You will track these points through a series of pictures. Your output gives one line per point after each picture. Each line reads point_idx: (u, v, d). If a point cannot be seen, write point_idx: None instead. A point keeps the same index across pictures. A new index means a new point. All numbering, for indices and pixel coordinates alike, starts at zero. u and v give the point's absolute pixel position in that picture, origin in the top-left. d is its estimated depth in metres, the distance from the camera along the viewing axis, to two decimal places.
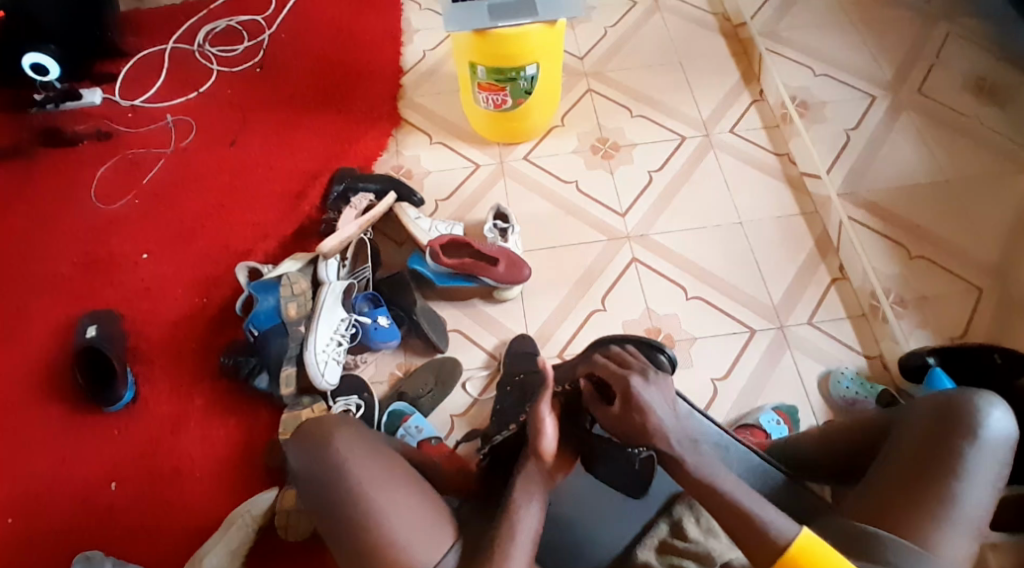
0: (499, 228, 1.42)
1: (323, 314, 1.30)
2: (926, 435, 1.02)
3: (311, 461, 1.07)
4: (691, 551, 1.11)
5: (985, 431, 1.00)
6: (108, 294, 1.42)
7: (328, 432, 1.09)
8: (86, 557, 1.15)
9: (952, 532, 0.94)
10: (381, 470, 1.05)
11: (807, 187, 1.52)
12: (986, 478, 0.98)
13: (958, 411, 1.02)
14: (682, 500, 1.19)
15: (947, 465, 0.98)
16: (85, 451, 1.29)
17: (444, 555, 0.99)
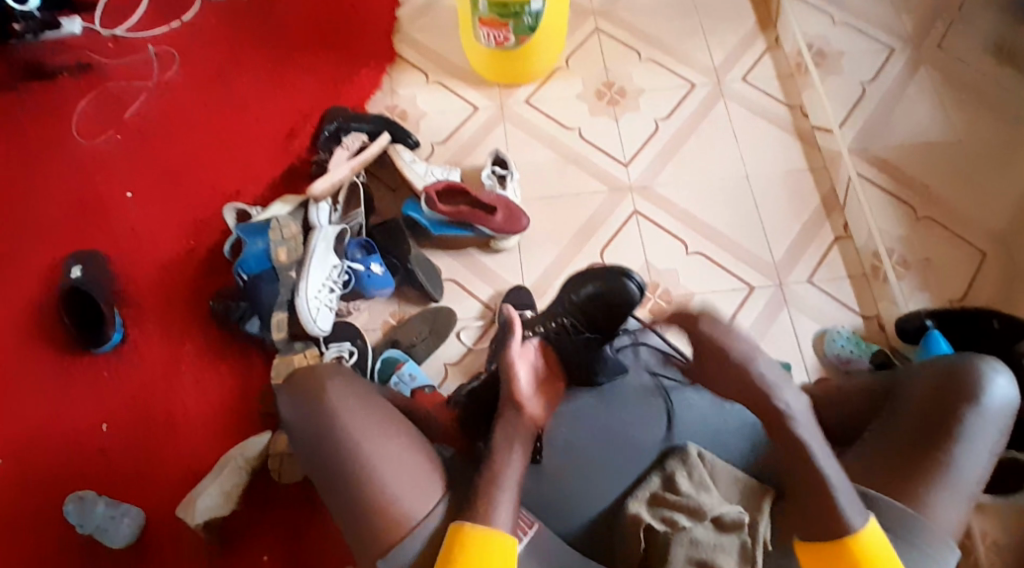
0: (498, 174, 1.41)
1: (314, 260, 1.29)
2: (927, 399, 0.98)
3: (301, 411, 0.99)
4: (681, 504, 1.01)
5: (988, 398, 0.96)
6: (95, 236, 1.42)
7: (318, 379, 1.00)
8: (77, 498, 1.19)
9: (947, 498, 0.92)
10: (373, 419, 0.98)
11: (818, 141, 1.49)
12: (983, 445, 0.94)
13: (961, 376, 0.97)
14: (675, 454, 1.08)
15: (948, 431, 0.94)
16: (76, 392, 1.32)
17: (432, 509, 0.93)
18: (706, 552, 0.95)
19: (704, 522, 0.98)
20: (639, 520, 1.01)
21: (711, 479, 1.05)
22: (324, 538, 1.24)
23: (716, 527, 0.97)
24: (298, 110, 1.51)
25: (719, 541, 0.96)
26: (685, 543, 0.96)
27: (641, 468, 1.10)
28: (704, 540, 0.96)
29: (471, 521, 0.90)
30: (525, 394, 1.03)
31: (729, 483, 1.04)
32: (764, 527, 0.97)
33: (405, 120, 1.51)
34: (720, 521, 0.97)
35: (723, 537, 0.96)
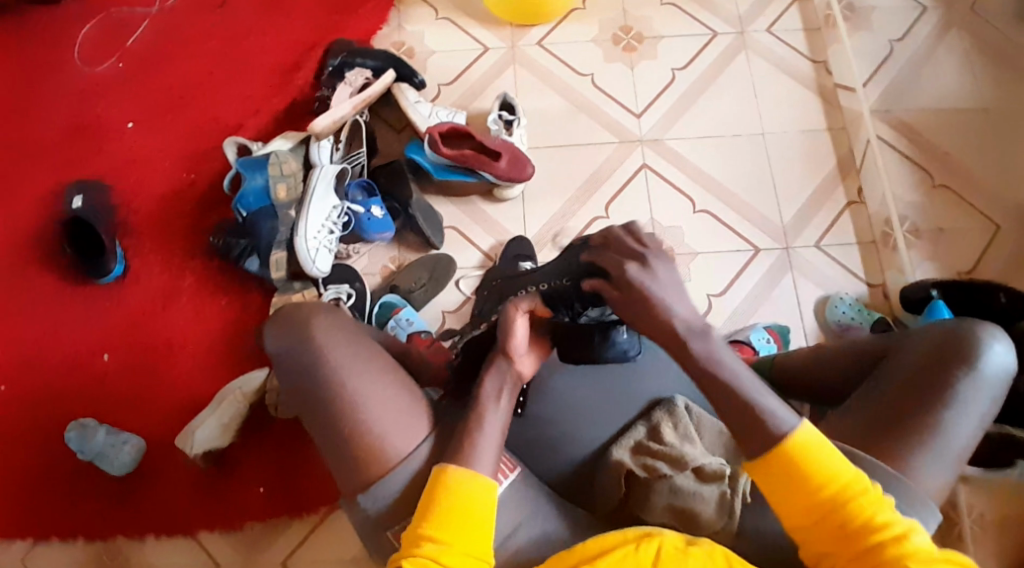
0: (504, 119, 1.37)
1: (314, 199, 1.28)
2: (921, 364, 0.93)
3: (286, 345, 0.97)
4: (665, 453, 1.01)
5: (983, 365, 0.91)
6: (96, 164, 1.41)
7: (306, 319, 0.98)
8: (80, 425, 1.23)
9: (932, 462, 0.88)
10: (361, 360, 0.96)
11: (839, 100, 1.43)
12: (972, 414, 0.90)
13: (959, 343, 0.92)
14: (661, 403, 1.08)
15: (936, 395, 0.90)
16: (77, 320, 1.34)
17: (417, 446, 0.93)
18: (682, 501, 0.95)
19: (685, 472, 0.98)
20: (620, 465, 1.02)
21: (696, 431, 1.05)
22: (317, 475, 1.26)
23: (696, 478, 0.97)
24: (300, 42, 1.47)
25: (698, 490, 0.96)
26: (665, 492, 0.97)
27: (629, 416, 1.09)
28: (684, 489, 0.96)
29: (452, 465, 0.89)
30: (519, 348, 0.99)
31: (713, 436, 1.05)
32: (744, 480, 0.96)
33: (412, 58, 1.47)
34: (699, 472, 0.97)
35: (703, 486, 0.96)
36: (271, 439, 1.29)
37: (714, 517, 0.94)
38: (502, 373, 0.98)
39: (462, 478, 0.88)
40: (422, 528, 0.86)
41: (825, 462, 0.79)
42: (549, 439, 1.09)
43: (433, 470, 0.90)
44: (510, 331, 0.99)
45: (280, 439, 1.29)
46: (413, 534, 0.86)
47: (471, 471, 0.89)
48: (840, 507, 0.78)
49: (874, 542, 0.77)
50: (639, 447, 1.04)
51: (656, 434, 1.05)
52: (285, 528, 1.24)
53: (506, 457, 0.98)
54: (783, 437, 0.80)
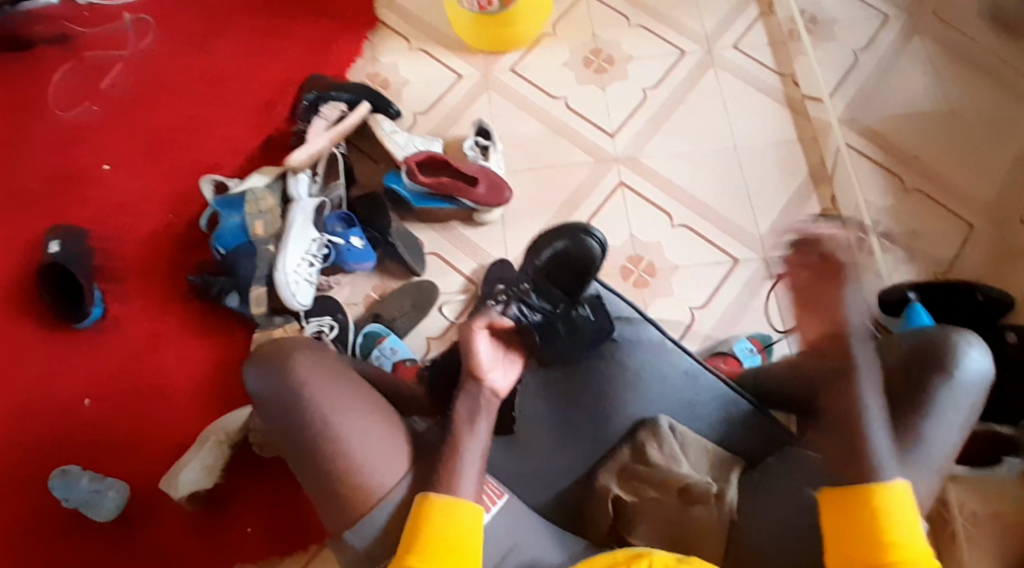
0: (480, 145, 1.39)
1: (292, 235, 1.28)
2: (900, 369, 0.93)
3: (267, 378, 0.96)
4: (650, 477, 1.01)
5: (960, 370, 0.91)
6: (73, 209, 1.41)
7: (287, 352, 0.97)
8: (61, 472, 1.20)
9: (920, 467, 0.90)
10: (343, 394, 0.95)
11: (808, 111, 1.45)
12: (953, 419, 0.91)
13: (935, 348, 0.92)
14: (646, 425, 1.07)
15: (916, 400, 0.91)
16: (56, 366, 1.32)
17: (397, 484, 0.92)
18: (670, 525, 0.96)
19: (672, 493, 0.98)
20: (607, 491, 1.02)
21: (681, 450, 1.04)
22: (306, 511, 1.24)
23: (686, 499, 0.97)
24: (274, 79, 1.48)
25: (686, 513, 0.96)
26: (654, 516, 0.97)
27: (615, 439, 1.09)
28: (670, 513, 0.97)
29: (437, 491, 0.88)
30: (487, 367, 1.00)
31: (699, 453, 1.03)
32: (731, 495, 0.96)
33: (386, 89, 1.48)
34: (687, 492, 0.97)
35: (692, 508, 0.96)
36: (257, 477, 1.27)
37: (705, 541, 0.94)
38: (473, 400, 0.96)
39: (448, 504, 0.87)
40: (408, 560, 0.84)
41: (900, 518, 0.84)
42: (534, 462, 1.08)
43: (418, 497, 0.88)
44: (472, 350, 1.01)
45: (267, 475, 1.27)
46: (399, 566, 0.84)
47: (458, 499, 0.88)
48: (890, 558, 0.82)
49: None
50: (625, 471, 1.03)
51: (641, 457, 1.04)
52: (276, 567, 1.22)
53: (491, 484, 0.96)
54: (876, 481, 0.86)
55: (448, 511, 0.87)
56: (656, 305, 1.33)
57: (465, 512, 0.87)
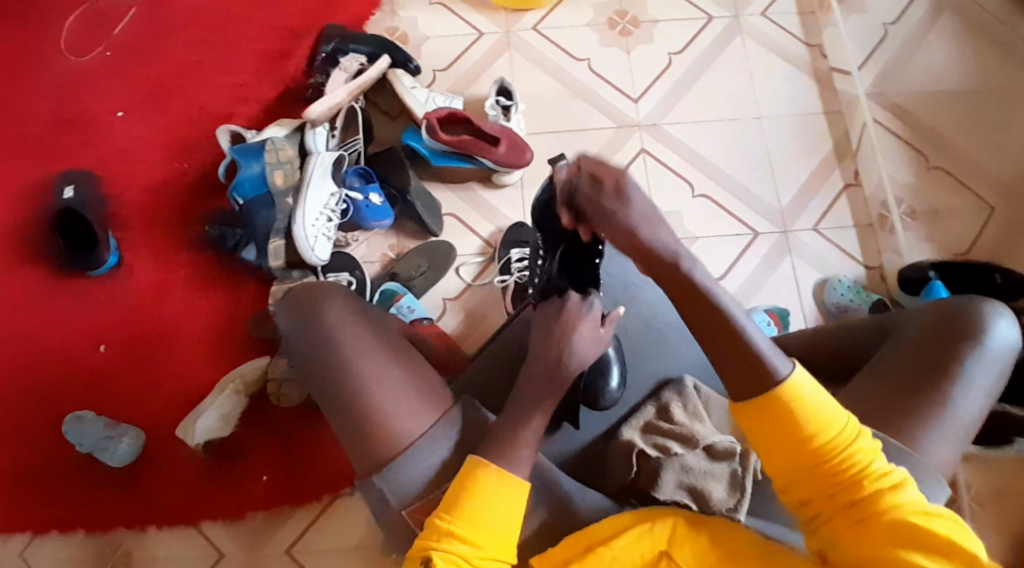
0: (502, 105, 1.37)
1: (311, 187, 1.28)
2: (927, 345, 0.94)
3: (294, 330, 0.97)
4: (675, 432, 1.00)
5: (989, 340, 0.93)
6: (86, 156, 1.39)
7: (316, 301, 0.98)
8: (76, 418, 1.21)
9: (941, 435, 0.90)
10: (369, 342, 0.95)
11: (835, 83, 1.44)
12: (981, 386, 0.92)
13: (965, 317, 0.95)
14: (670, 384, 1.07)
15: (944, 370, 0.92)
16: (70, 313, 1.31)
17: (431, 428, 0.91)
18: (695, 478, 0.94)
19: (696, 451, 0.97)
20: (632, 446, 1.00)
21: (704, 410, 1.04)
22: (321, 465, 1.25)
23: (708, 457, 0.96)
24: (291, 30, 1.45)
25: (709, 469, 0.95)
26: (676, 470, 0.95)
27: (637, 398, 1.08)
28: (695, 467, 0.95)
29: (495, 467, 0.85)
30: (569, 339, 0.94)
31: (722, 415, 1.04)
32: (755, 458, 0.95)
33: (406, 44, 1.46)
34: (710, 450, 0.97)
35: (715, 466, 0.95)
36: (273, 428, 1.27)
37: (726, 495, 0.93)
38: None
39: (497, 485, 0.84)
40: (443, 522, 0.82)
41: (817, 409, 0.76)
42: (555, 423, 1.06)
43: (467, 458, 0.86)
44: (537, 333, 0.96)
45: (281, 426, 1.27)
46: (435, 524, 0.82)
47: (508, 474, 0.84)
48: (838, 462, 0.76)
49: (867, 493, 0.75)
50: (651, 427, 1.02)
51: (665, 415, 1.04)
52: (290, 517, 1.24)
53: None
54: (776, 386, 0.77)
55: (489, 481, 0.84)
56: None
57: (509, 496, 0.84)
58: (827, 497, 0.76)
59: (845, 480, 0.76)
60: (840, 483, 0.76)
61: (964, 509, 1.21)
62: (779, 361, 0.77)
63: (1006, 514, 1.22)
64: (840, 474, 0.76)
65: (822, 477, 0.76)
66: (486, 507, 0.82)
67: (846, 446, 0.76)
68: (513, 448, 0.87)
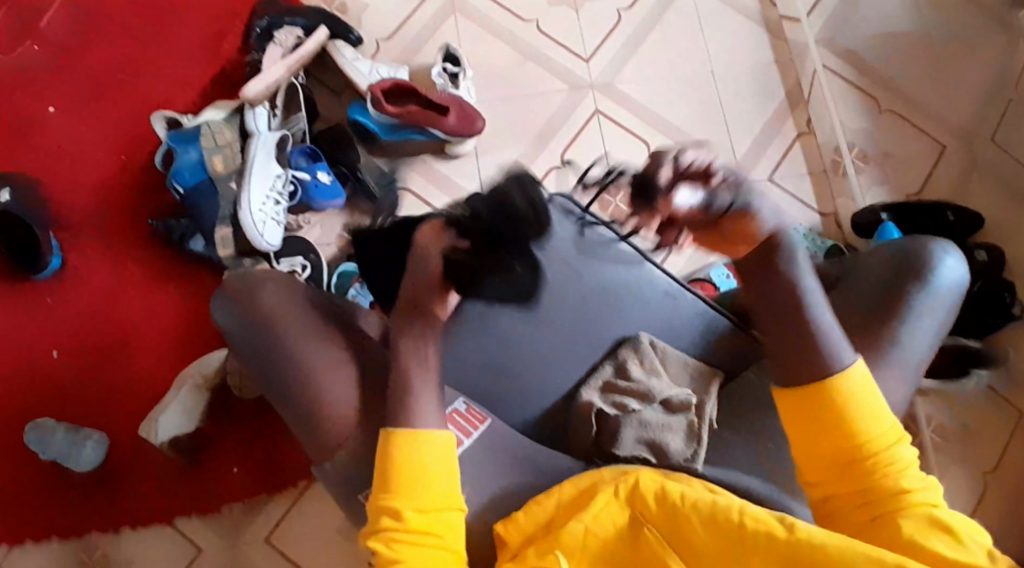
0: (449, 73, 1.33)
1: (255, 171, 1.23)
2: (877, 287, 0.94)
3: (248, 330, 0.92)
4: (634, 389, 0.99)
5: (937, 277, 0.92)
6: (17, 153, 1.32)
7: (255, 289, 0.94)
8: (36, 426, 1.18)
9: (897, 374, 0.90)
10: (316, 329, 0.93)
11: (785, 32, 1.43)
12: (929, 325, 0.92)
13: (913, 259, 0.94)
14: (626, 342, 1.04)
15: (892, 311, 0.92)
16: (18, 319, 1.27)
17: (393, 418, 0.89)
18: (654, 434, 0.95)
19: (653, 405, 0.97)
20: (590, 406, 0.99)
21: (661, 365, 1.02)
22: (289, 453, 1.24)
23: (665, 409, 0.97)
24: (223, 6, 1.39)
25: (666, 422, 0.95)
26: (636, 427, 0.96)
27: (594, 357, 1.04)
28: (653, 422, 0.95)
29: (406, 428, 0.84)
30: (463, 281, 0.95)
31: (679, 368, 1.02)
32: (709, 408, 0.97)
33: (345, 14, 1.40)
34: (667, 403, 0.97)
35: (672, 417, 0.96)
36: (237, 420, 1.25)
37: (683, 446, 0.94)
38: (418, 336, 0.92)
39: (420, 445, 0.83)
40: (385, 499, 0.81)
41: (868, 408, 0.81)
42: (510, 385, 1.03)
43: (384, 432, 0.84)
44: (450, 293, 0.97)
45: (245, 419, 1.26)
46: (377, 505, 0.81)
47: (432, 431, 0.84)
48: (866, 455, 0.79)
49: (888, 486, 0.78)
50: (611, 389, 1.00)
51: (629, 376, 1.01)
52: (265, 506, 1.23)
53: (473, 410, 0.97)
54: (829, 376, 0.82)
55: (420, 444, 0.83)
56: None
57: (438, 448, 0.84)
58: (853, 495, 0.79)
59: (876, 483, 0.79)
60: (865, 478, 0.79)
61: (927, 443, 1.23)
62: (841, 351, 0.83)
63: (971, 448, 1.25)
64: (869, 473, 0.79)
65: (857, 472, 0.79)
66: (428, 474, 0.82)
67: (884, 451, 0.79)
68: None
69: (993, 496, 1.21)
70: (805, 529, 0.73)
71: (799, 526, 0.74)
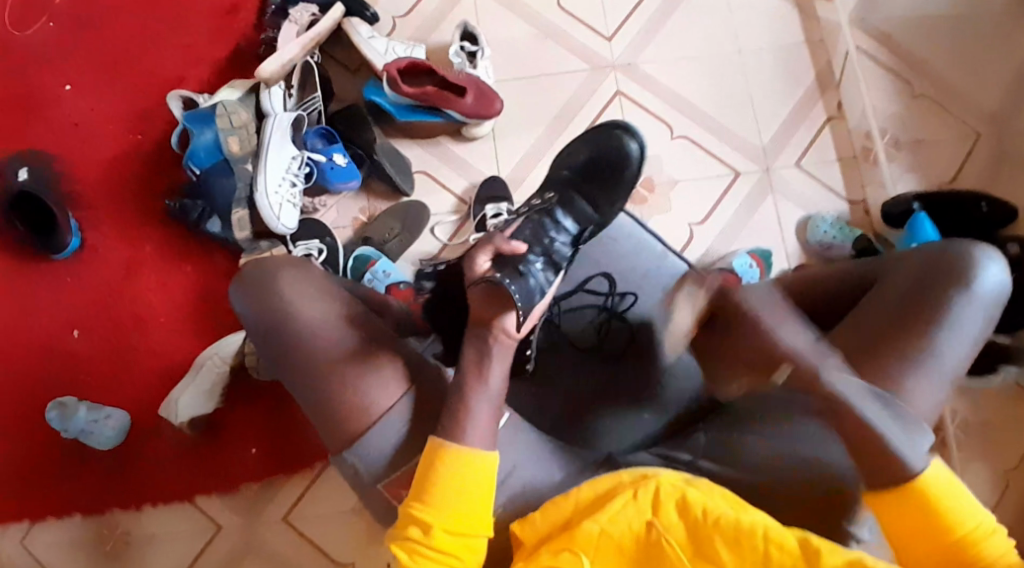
0: (467, 52, 1.30)
1: (270, 152, 1.23)
2: (910, 287, 0.89)
3: (258, 325, 0.90)
4: None
5: (976, 282, 0.88)
6: (34, 133, 1.32)
7: (273, 276, 0.90)
8: (58, 405, 1.19)
9: (929, 380, 0.86)
10: (336, 322, 0.89)
11: (816, 10, 1.37)
12: (965, 332, 0.87)
13: (950, 261, 0.89)
14: None
15: (926, 314, 0.87)
16: (40, 300, 1.28)
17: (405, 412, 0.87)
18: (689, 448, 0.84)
19: None
20: None
21: None
22: (305, 435, 1.26)
23: None
24: None
25: None
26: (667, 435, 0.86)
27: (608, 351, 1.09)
28: None
29: (453, 444, 0.81)
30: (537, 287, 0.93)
31: None
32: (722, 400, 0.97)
33: None
34: None
35: None
36: (253, 402, 1.27)
37: None
38: (483, 339, 0.88)
39: (459, 463, 0.81)
40: (411, 509, 0.80)
41: (954, 508, 0.78)
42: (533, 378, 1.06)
43: (431, 441, 0.82)
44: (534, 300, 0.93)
45: (262, 401, 1.27)
46: (403, 513, 0.81)
47: (482, 453, 0.82)
48: (971, 555, 0.77)
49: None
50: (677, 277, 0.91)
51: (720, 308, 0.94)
52: (281, 488, 1.24)
53: None
54: (918, 475, 0.78)
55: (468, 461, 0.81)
56: (652, 219, 1.29)
57: (477, 469, 0.81)
58: None
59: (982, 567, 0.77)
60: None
61: (949, 440, 1.22)
62: (915, 452, 0.79)
63: (993, 445, 1.22)
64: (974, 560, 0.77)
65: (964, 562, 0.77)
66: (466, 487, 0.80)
67: (979, 541, 0.77)
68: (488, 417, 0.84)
69: (1016, 490, 1.19)
70: (828, 557, 0.74)
71: (815, 544, 0.76)
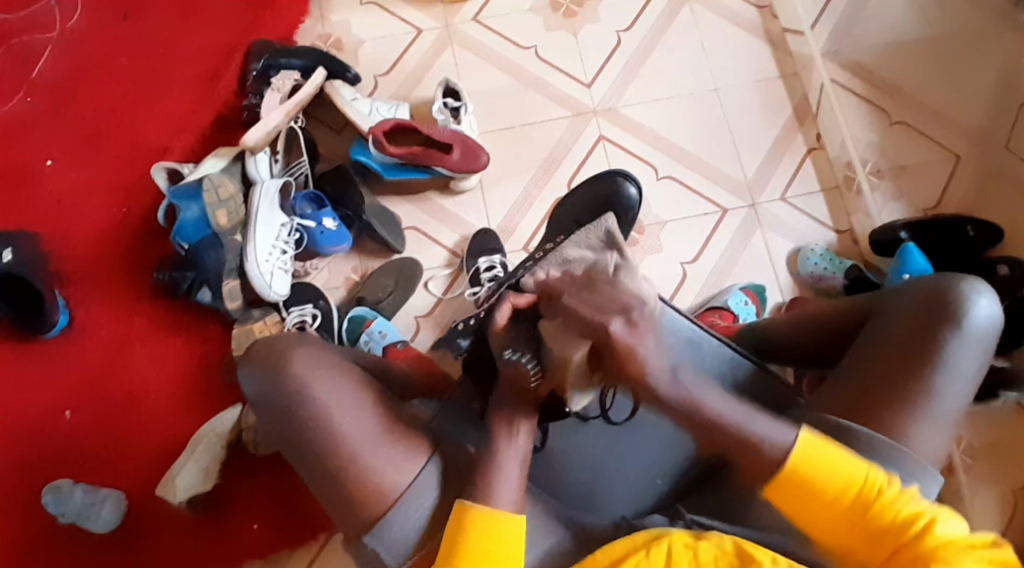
0: (450, 107, 1.30)
1: (260, 221, 1.22)
2: (905, 332, 0.89)
3: (263, 394, 0.88)
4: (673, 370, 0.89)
5: (969, 319, 0.88)
6: (18, 211, 1.30)
7: (279, 353, 0.88)
8: (53, 488, 1.15)
9: (929, 425, 0.86)
10: (347, 401, 0.86)
11: (789, 45, 1.41)
12: (964, 370, 0.87)
13: (944, 299, 0.89)
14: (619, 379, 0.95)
15: (924, 356, 0.87)
16: (28, 381, 1.25)
17: (412, 477, 0.84)
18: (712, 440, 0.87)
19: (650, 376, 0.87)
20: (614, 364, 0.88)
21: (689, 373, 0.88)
22: (307, 505, 1.22)
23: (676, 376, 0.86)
24: (217, 49, 1.38)
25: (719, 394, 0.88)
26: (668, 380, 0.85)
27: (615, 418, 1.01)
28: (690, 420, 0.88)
29: (479, 502, 0.80)
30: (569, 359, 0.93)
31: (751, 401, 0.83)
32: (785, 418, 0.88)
33: (341, 50, 1.39)
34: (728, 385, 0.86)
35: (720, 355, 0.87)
36: (251, 476, 1.24)
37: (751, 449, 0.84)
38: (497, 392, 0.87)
39: (485, 520, 0.79)
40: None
41: (838, 468, 0.76)
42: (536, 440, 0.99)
43: (459, 504, 0.80)
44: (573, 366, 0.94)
45: (262, 472, 1.24)
46: None
47: (507, 515, 0.80)
48: (866, 507, 0.75)
49: (905, 537, 0.73)
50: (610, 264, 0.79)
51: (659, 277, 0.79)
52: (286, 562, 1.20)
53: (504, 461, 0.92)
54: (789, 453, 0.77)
55: (497, 528, 0.79)
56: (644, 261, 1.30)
57: (502, 525, 0.79)
58: (874, 547, 0.75)
59: (889, 531, 0.74)
60: (875, 531, 0.75)
61: (956, 463, 1.21)
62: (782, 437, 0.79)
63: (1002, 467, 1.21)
64: (877, 521, 0.75)
65: (876, 528, 0.75)
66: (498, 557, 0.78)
67: (876, 494, 0.75)
68: (500, 471, 0.82)
69: None
70: None
71: None
